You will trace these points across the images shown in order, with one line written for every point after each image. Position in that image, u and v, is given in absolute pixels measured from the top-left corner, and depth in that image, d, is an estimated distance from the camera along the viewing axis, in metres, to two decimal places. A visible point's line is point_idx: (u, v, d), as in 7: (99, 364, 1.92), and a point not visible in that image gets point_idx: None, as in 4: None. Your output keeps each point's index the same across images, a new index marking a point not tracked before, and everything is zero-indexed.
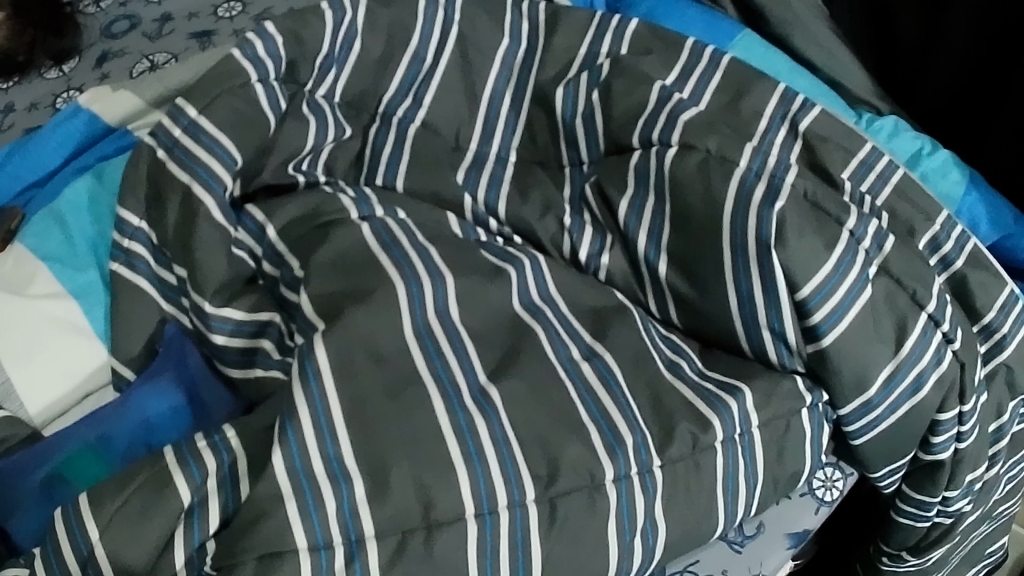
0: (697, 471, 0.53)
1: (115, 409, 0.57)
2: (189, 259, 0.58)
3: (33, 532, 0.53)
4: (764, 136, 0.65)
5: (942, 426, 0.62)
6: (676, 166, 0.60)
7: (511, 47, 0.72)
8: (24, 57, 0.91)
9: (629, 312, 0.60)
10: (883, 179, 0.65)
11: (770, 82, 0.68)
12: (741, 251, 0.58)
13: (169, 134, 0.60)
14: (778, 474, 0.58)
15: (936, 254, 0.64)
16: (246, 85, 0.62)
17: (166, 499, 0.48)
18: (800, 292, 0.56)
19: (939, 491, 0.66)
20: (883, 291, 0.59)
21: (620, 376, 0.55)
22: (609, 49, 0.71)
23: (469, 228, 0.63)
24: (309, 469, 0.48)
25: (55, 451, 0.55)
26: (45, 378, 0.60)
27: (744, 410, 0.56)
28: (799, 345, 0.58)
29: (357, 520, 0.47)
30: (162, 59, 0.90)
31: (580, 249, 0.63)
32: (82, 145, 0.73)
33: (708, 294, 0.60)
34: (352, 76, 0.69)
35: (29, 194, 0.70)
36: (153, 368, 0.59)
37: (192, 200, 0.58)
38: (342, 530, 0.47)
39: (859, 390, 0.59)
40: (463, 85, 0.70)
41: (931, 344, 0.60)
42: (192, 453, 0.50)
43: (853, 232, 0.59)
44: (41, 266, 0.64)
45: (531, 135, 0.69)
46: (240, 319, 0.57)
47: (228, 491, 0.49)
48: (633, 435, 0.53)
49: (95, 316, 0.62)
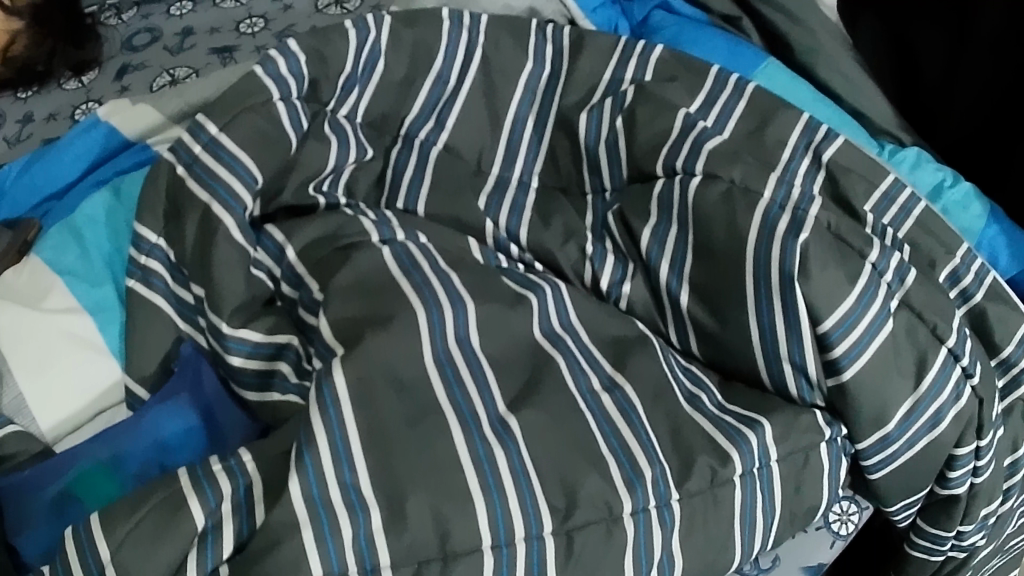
0: (714, 505, 0.53)
1: (128, 427, 0.56)
2: (208, 279, 0.57)
3: (41, 548, 0.53)
4: (786, 166, 0.64)
5: (960, 461, 0.61)
6: (701, 195, 0.60)
7: (535, 71, 0.71)
8: (42, 66, 0.91)
9: (650, 342, 0.60)
10: (905, 212, 0.64)
11: (796, 111, 0.67)
12: (764, 283, 0.57)
13: (189, 150, 0.60)
14: (795, 508, 0.57)
15: (955, 287, 0.64)
16: (268, 103, 0.62)
17: (182, 521, 0.47)
18: (821, 325, 0.56)
19: (954, 525, 0.65)
20: (904, 324, 0.59)
21: (639, 408, 0.55)
22: (633, 75, 0.71)
23: (490, 254, 0.62)
24: (327, 497, 0.47)
25: (67, 469, 0.55)
26: (57, 394, 0.59)
27: (764, 443, 0.55)
28: (819, 379, 0.58)
29: (373, 550, 0.47)
30: (183, 75, 0.90)
31: (603, 278, 0.63)
32: (101, 158, 0.72)
33: (729, 325, 0.59)
34: (374, 96, 0.69)
35: (46, 206, 0.70)
36: (168, 388, 0.58)
37: (212, 218, 0.58)
38: (358, 560, 0.47)
39: (877, 425, 0.58)
40: (486, 109, 0.70)
41: (951, 378, 0.59)
42: (207, 476, 0.49)
43: (875, 265, 0.59)
44: (57, 282, 0.63)
45: (553, 162, 0.69)
46: (259, 342, 0.57)
47: (244, 516, 0.48)
48: (653, 469, 0.52)
49: (111, 333, 0.62)
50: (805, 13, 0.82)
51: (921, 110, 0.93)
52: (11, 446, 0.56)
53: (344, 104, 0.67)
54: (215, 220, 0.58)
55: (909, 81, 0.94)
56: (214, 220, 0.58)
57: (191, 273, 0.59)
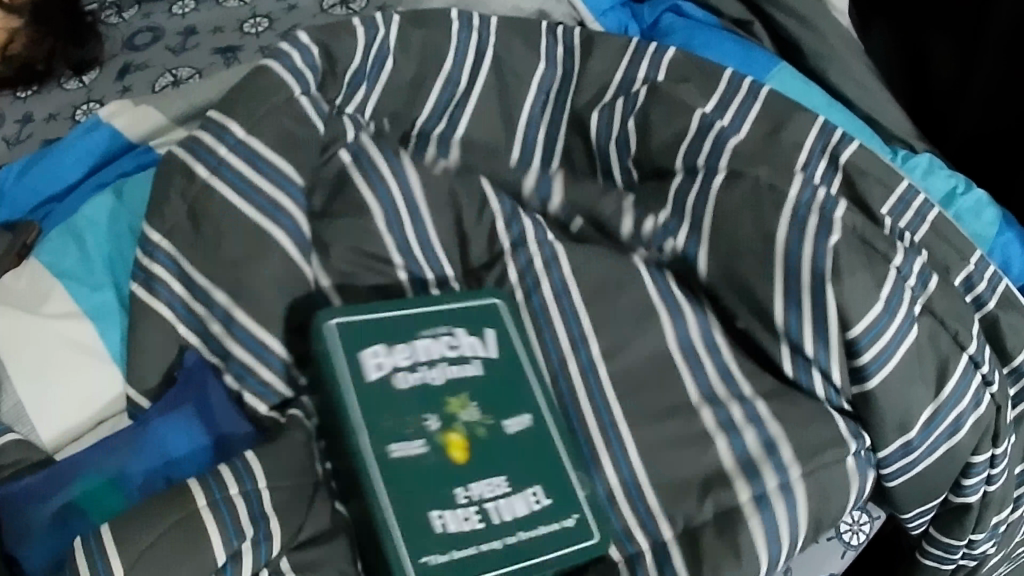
0: (724, 530, 0.53)
1: (132, 436, 0.54)
2: (248, 291, 0.55)
3: (41, 560, 0.50)
4: (805, 169, 0.64)
5: (975, 468, 0.61)
6: (725, 197, 0.60)
7: (547, 73, 0.70)
8: (42, 65, 0.90)
9: (671, 349, 0.58)
10: (921, 217, 0.64)
11: (810, 115, 0.66)
12: (795, 284, 0.57)
13: (213, 152, 0.57)
14: (817, 516, 0.56)
15: (970, 293, 0.63)
16: (291, 100, 0.59)
17: (202, 549, 0.47)
18: (852, 329, 0.56)
19: (966, 534, 0.65)
20: (927, 329, 0.59)
21: (638, 450, 0.55)
22: (645, 75, 0.70)
23: (517, 229, 0.60)
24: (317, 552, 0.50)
25: (71, 479, 0.52)
26: (57, 402, 0.57)
27: (782, 463, 0.55)
28: (845, 385, 0.57)
29: None
30: (185, 75, 0.89)
31: (635, 242, 0.62)
32: (104, 159, 0.70)
33: (746, 334, 0.59)
34: (382, 97, 0.67)
35: (46, 208, 0.68)
36: (173, 395, 0.55)
37: (264, 237, 0.56)
38: None
39: (900, 431, 0.57)
40: (499, 115, 0.68)
41: (971, 385, 0.59)
42: (227, 503, 0.49)
43: (899, 269, 0.59)
44: (58, 285, 0.61)
45: (568, 160, 0.68)
46: (282, 376, 0.55)
47: (260, 567, 0.50)
48: (640, 519, 0.54)
49: (112, 340, 0.59)
50: (816, 15, 0.80)
51: (930, 111, 0.92)
52: (7, 455, 0.54)
53: (352, 101, 0.65)
54: (241, 225, 0.56)
55: (919, 83, 0.93)
56: (235, 224, 0.56)
57: (214, 281, 0.56)
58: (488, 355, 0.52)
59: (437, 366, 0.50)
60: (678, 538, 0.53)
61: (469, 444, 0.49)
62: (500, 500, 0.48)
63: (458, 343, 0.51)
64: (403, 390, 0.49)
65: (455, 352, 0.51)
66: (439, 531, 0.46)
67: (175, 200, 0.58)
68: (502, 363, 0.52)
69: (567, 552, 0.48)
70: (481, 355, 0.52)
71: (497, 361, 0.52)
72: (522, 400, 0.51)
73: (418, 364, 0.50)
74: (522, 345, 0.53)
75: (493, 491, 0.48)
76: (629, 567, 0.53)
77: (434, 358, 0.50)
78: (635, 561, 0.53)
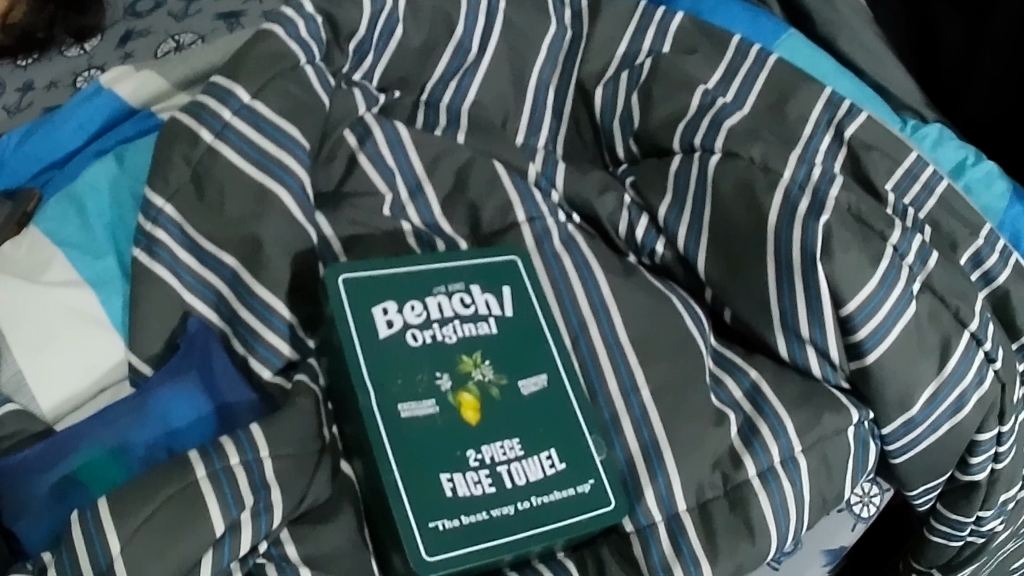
0: (733, 505, 0.53)
1: (132, 406, 0.52)
2: (255, 255, 0.55)
3: (42, 536, 0.49)
4: (808, 142, 0.62)
5: (981, 447, 0.60)
6: (720, 174, 0.59)
7: (558, 36, 0.69)
8: (43, 33, 0.89)
9: (680, 321, 0.57)
10: (928, 190, 0.63)
11: (817, 87, 0.65)
12: (786, 266, 0.56)
13: (218, 115, 0.56)
14: (826, 492, 0.56)
15: (978, 269, 0.62)
16: (296, 69, 0.59)
17: (199, 524, 0.46)
18: (845, 307, 0.55)
19: (974, 511, 0.64)
20: (926, 307, 0.58)
21: (654, 417, 0.54)
22: (650, 47, 0.69)
23: (530, 205, 0.59)
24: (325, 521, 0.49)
25: (69, 450, 0.51)
26: (58, 372, 0.55)
27: (787, 435, 0.55)
28: (842, 362, 0.57)
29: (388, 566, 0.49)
30: (188, 41, 0.89)
31: (637, 231, 0.61)
32: (104, 127, 0.69)
33: (756, 305, 0.58)
34: (392, 61, 0.66)
35: (46, 175, 0.67)
36: (175, 365, 0.54)
37: (267, 195, 0.55)
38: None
39: (902, 408, 0.57)
40: (510, 75, 0.67)
41: (974, 363, 0.58)
42: (226, 473, 0.48)
43: (896, 247, 0.58)
44: (58, 253, 0.60)
45: (577, 130, 0.68)
46: (286, 339, 0.55)
47: (261, 539, 0.48)
48: (654, 485, 0.53)
49: (113, 308, 0.58)
50: None
51: (940, 84, 0.91)
52: (8, 426, 0.53)
53: (359, 70, 0.65)
54: (247, 189, 0.55)
55: (927, 54, 0.92)
56: (240, 192, 0.55)
57: (221, 244, 0.55)
58: (504, 314, 0.53)
59: (451, 325, 0.52)
60: (691, 511, 0.53)
61: (482, 406, 0.50)
62: (512, 463, 0.49)
63: (471, 300, 0.53)
64: (413, 345, 0.51)
65: (469, 310, 0.53)
66: (449, 495, 0.48)
67: (179, 163, 0.56)
68: (518, 323, 0.53)
69: (575, 522, 0.49)
70: (499, 314, 0.53)
71: (511, 321, 0.53)
72: (539, 361, 0.52)
73: (431, 321, 0.52)
74: (542, 306, 0.54)
75: (505, 455, 0.50)
76: (641, 540, 0.52)
77: (447, 317, 0.52)
78: (647, 533, 0.52)
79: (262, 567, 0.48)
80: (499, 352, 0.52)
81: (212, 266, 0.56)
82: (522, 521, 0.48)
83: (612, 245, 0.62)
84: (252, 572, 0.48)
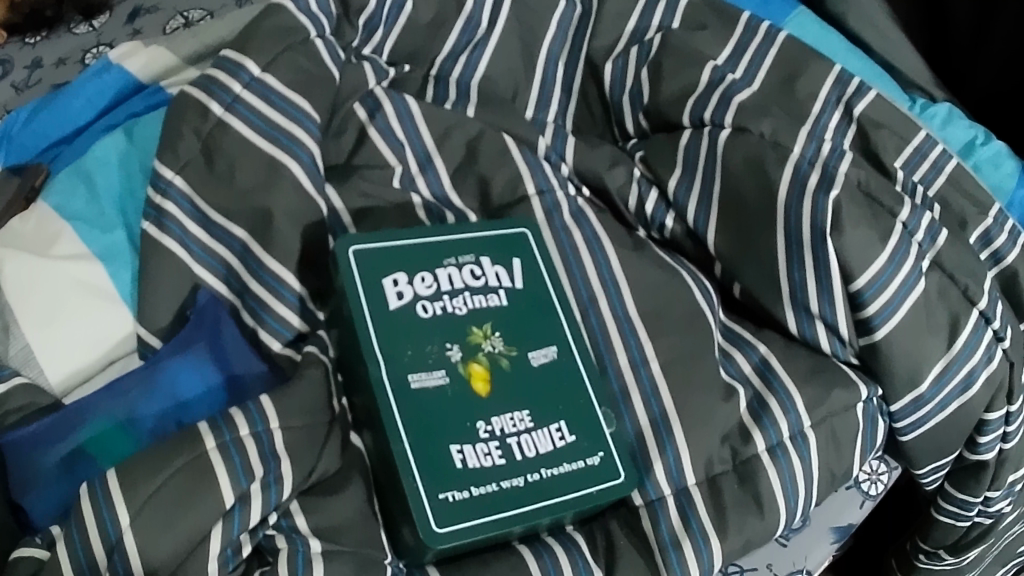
0: (742, 481, 0.53)
1: (143, 378, 0.52)
2: (264, 227, 0.55)
3: (51, 508, 0.50)
4: (818, 119, 0.63)
5: (989, 426, 0.60)
6: (731, 149, 0.59)
7: (568, 12, 0.69)
8: (52, 12, 0.89)
9: (689, 296, 0.57)
10: (937, 169, 0.63)
11: (827, 63, 0.65)
12: (795, 242, 0.56)
13: (228, 89, 0.57)
14: (835, 468, 0.56)
15: (987, 248, 0.62)
16: (307, 42, 0.60)
17: (208, 495, 0.46)
18: (854, 283, 0.55)
19: (981, 490, 0.64)
20: (936, 284, 0.57)
21: (663, 392, 0.54)
22: (660, 22, 0.69)
23: (540, 178, 0.59)
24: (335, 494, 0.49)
25: (79, 422, 0.51)
26: (66, 344, 0.55)
27: (796, 410, 0.55)
28: (852, 338, 0.57)
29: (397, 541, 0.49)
30: (197, 17, 0.89)
31: (647, 204, 0.61)
32: (114, 102, 0.69)
33: (765, 281, 0.58)
34: (401, 36, 0.67)
35: (55, 151, 0.68)
36: (184, 336, 0.54)
37: (278, 166, 0.56)
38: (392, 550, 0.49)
39: (910, 385, 0.57)
40: (520, 50, 0.67)
41: (983, 341, 0.58)
42: (236, 444, 0.47)
43: (906, 224, 0.58)
44: (66, 226, 0.59)
45: (586, 105, 0.69)
46: (295, 310, 0.54)
47: (271, 512, 0.48)
48: (664, 458, 0.53)
49: (123, 281, 0.58)
50: None
51: (948, 64, 0.91)
52: (16, 400, 0.52)
53: (369, 44, 0.66)
54: (258, 160, 0.56)
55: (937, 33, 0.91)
56: (252, 163, 0.56)
57: (231, 216, 0.56)
58: (515, 286, 0.53)
59: (461, 296, 0.52)
60: (701, 485, 0.53)
61: (492, 376, 0.50)
62: (522, 435, 0.49)
63: (482, 272, 0.53)
64: (423, 315, 0.51)
65: (479, 282, 0.53)
66: (459, 466, 0.47)
67: (189, 136, 0.57)
68: (528, 295, 0.53)
69: (584, 495, 0.49)
70: (509, 286, 0.53)
71: (521, 293, 0.53)
72: (549, 333, 0.52)
73: (441, 293, 0.52)
74: (552, 279, 0.54)
75: (515, 427, 0.49)
76: (651, 514, 0.52)
77: (458, 289, 0.52)
78: (657, 507, 0.52)
79: (271, 539, 0.48)
80: (509, 325, 0.52)
81: (221, 238, 0.56)
82: (532, 493, 0.48)
83: (621, 219, 0.62)
84: (263, 544, 0.48)
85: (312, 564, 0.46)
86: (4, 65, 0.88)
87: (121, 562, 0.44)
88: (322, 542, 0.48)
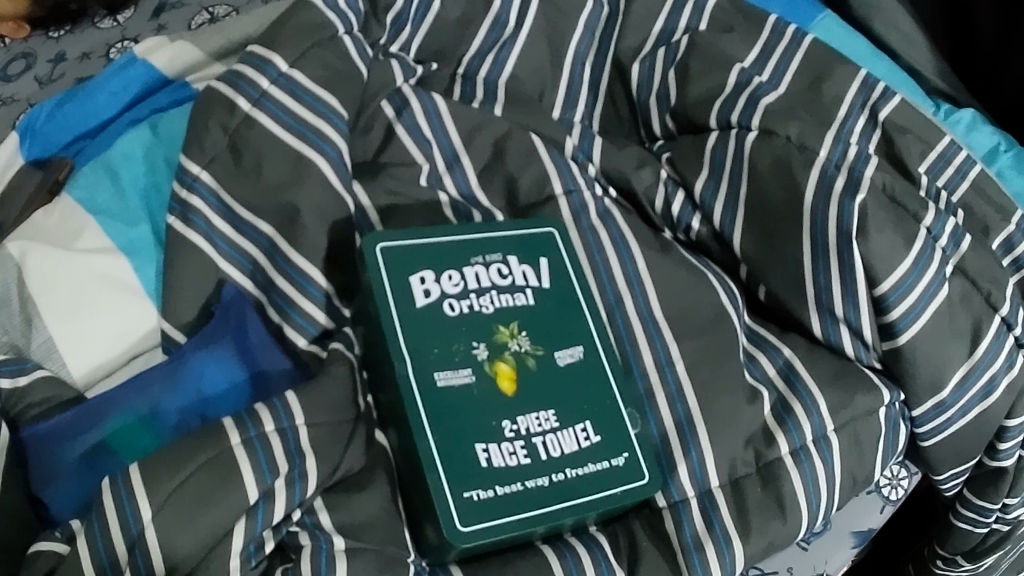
0: (765, 485, 0.53)
1: (168, 374, 0.52)
2: (291, 223, 0.55)
3: (72, 502, 0.49)
4: (843, 123, 0.62)
5: (1010, 432, 0.60)
6: (757, 151, 0.59)
7: (595, 12, 0.69)
8: (77, 5, 0.90)
9: (713, 297, 0.57)
10: (961, 174, 0.62)
11: (852, 67, 0.66)
12: (821, 245, 0.56)
13: (255, 84, 0.57)
14: (857, 472, 0.56)
15: (1009, 255, 0.61)
16: (335, 38, 0.60)
17: (231, 490, 0.45)
18: (879, 287, 0.55)
19: (1000, 498, 0.63)
20: (959, 290, 0.57)
21: (688, 393, 0.54)
22: (688, 23, 0.69)
23: (568, 179, 0.60)
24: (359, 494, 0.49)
25: (102, 416, 0.51)
26: (89, 338, 0.55)
27: (819, 414, 0.55)
28: (875, 343, 0.57)
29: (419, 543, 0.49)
30: (223, 12, 0.90)
31: (673, 206, 0.61)
32: (139, 97, 0.69)
33: (788, 283, 0.58)
34: (430, 33, 0.67)
35: (80, 144, 0.68)
36: (210, 331, 0.54)
37: (305, 161, 0.56)
38: (415, 550, 0.49)
39: (933, 391, 0.57)
40: (548, 50, 0.67)
41: (1004, 348, 0.58)
42: (261, 440, 0.47)
43: (930, 229, 0.57)
44: (90, 220, 0.59)
45: (614, 105, 0.69)
46: (321, 307, 0.54)
47: (295, 508, 0.47)
48: (687, 459, 0.52)
49: (147, 274, 0.58)
50: None
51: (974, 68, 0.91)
52: (36, 394, 0.52)
53: (397, 41, 0.66)
54: (285, 156, 0.56)
55: (962, 37, 0.90)
56: (279, 160, 0.56)
57: (258, 213, 0.56)
58: (542, 286, 0.53)
59: (488, 295, 0.52)
60: (724, 487, 0.53)
61: (518, 375, 0.50)
62: (547, 434, 0.49)
63: (509, 271, 0.53)
64: (449, 314, 0.51)
65: (506, 281, 0.53)
66: (484, 465, 0.47)
67: (215, 131, 0.57)
68: (554, 294, 0.53)
69: (609, 496, 0.49)
70: (538, 286, 0.53)
71: (548, 292, 0.53)
72: (574, 332, 0.52)
73: (468, 291, 0.52)
74: (579, 279, 0.54)
75: (541, 426, 0.49)
76: (674, 516, 0.51)
77: (485, 287, 0.52)
78: (680, 509, 0.52)
79: (295, 535, 0.48)
80: (536, 325, 0.52)
81: (247, 234, 0.56)
82: (555, 495, 0.48)
83: (647, 219, 0.62)
84: (286, 541, 0.48)
85: (335, 563, 0.46)
86: (27, 57, 0.89)
87: (142, 559, 0.44)
88: (345, 538, 0.47)
